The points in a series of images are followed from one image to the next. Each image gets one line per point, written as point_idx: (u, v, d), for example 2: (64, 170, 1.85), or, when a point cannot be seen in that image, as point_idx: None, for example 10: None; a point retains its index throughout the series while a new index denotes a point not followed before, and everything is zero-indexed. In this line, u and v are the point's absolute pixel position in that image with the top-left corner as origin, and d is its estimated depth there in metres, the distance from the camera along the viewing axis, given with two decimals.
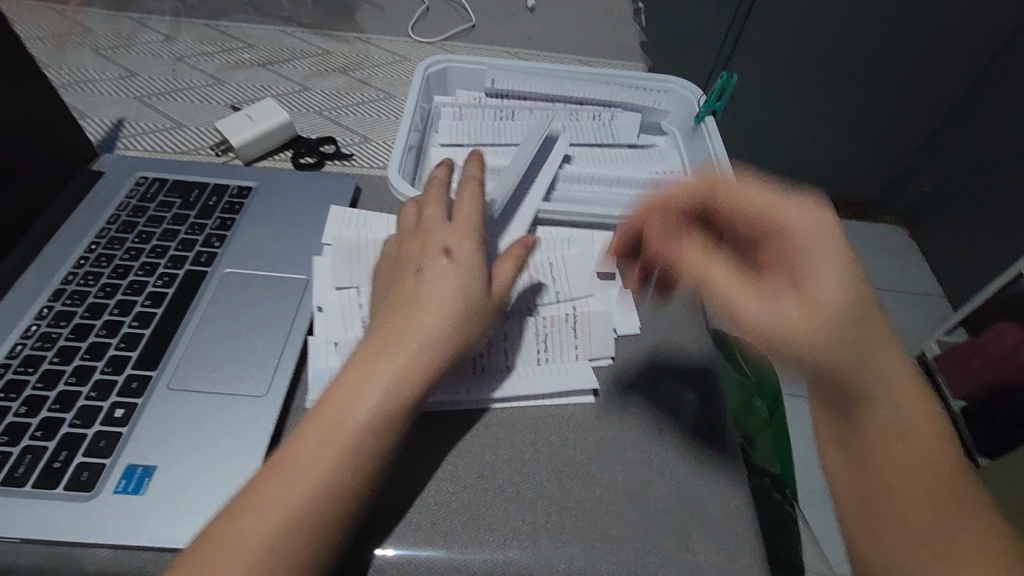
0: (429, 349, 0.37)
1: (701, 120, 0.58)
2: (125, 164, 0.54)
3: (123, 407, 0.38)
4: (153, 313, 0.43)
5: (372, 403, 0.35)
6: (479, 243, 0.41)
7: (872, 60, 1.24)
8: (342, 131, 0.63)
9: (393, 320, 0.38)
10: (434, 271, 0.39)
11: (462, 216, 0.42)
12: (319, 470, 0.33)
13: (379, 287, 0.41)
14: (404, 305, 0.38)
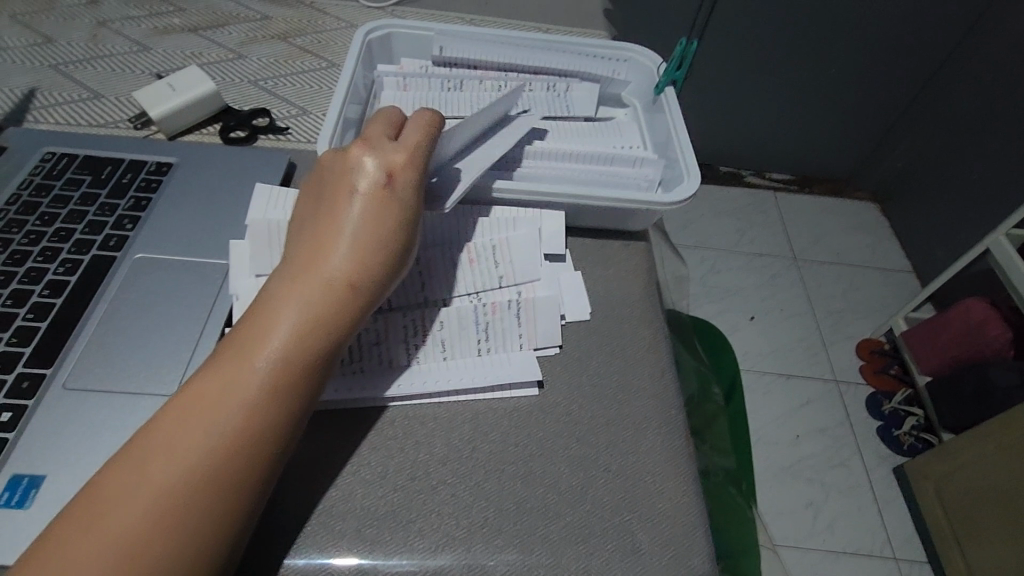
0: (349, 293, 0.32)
1: (661, 91, 0.55)
2: (30, 139, 0.49)
3: (11, 410, 0.34)
4: (52, 304, 0.39)
5: (277, 357, 0.30)
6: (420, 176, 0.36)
7: (847, 32, 1.21)
8: (278, 102, 0.58)
9: (310, 260, 0.32)
10: (370, 197, 0.34)
11: (410, 136, 0.36)
12: (227, 413, 0.29)
13: (305, 213, 0.35)
14: (332, 232, 0.33)
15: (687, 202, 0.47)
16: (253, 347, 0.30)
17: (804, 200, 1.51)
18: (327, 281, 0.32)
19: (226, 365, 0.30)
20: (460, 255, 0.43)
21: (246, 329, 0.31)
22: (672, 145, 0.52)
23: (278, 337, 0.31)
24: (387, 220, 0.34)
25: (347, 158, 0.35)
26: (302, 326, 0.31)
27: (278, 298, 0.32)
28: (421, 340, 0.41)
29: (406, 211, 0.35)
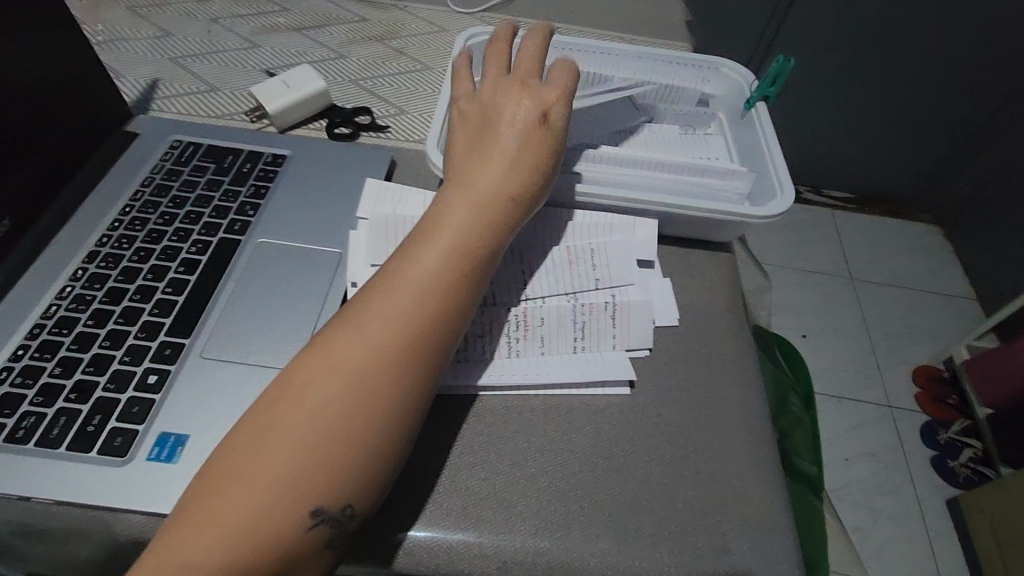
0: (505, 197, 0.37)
1: (751, 106, 0.56)
2: (159, 127, 0.53)
3: (157, 373, 0.38)
4: (186, 280, 0.43)
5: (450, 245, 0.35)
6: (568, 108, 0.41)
7: (924, 48, 1.18)
8: (378, 101, 0.61)
9: (475, 170, 0.38)
10: (528, 125, 0.39)
11: (559, 79, 0.41)
12: (414, 285, 0.33)
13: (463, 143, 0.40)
14: (495, 151, 0.38)
15: (777, 218, 0.48)
16: (432, 245, 0.35)
17: (865, 219, 1.48)
18: (495, 193, 0.37)
19: (410, 259, 0.34)
20: (560, 256, 0.45)
21: (424, 231, 0.36)
22: (764, 160, 0.53)
23: (458, 235, 0.35)
24: (540, 146, 0.39)
25: (503, 98, 0.40)
26: (477, 228, 0.36)
27: (453, 205, 0.37)
28: (522, 335, 0.43)
29: (554, 137, 0.40)
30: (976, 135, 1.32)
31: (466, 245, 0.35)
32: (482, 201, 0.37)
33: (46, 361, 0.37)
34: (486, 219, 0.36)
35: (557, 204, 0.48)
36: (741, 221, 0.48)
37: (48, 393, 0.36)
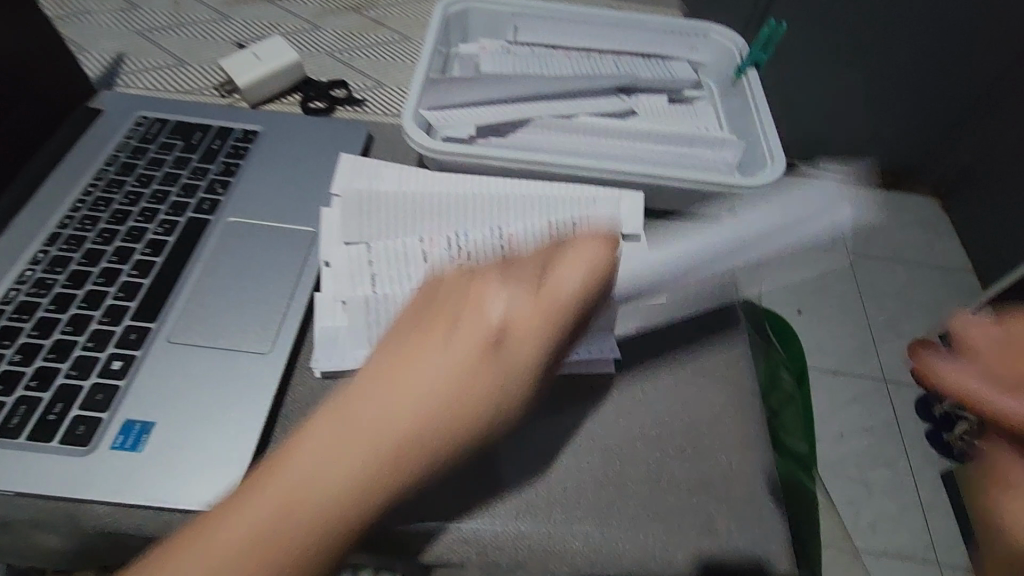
0: (507, 330, 0.26)
1: (743, 73, 0.53)
2: (124, 103, 0.51)
3: (122, 359, 0.36)
4: (153, 262, 0.41)
5: (439, 368, 0.25)
6: (582, 273, 0.28)
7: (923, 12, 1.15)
8: (354, 74, 0.58)
9: (448, 305, 0.27)
10: (519, 290, 0.27)
11: (584, 255, 0.29)
12: (387, 425, 0.24)
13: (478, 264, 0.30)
14: (472, 303, 0.26)
15: (768, 188, 0.46)
16: (432, 353, 0.25)
17: (862, 193, 1.45)
18: (489, 322, 0.26)
19: (407, 360, 0.25)
20: (541, 229, 0.42)
21: (424, 325, 0.26)
22: (754, 128, 0.51)
23: (449, 360, 0.25)
24: (527, 350, 0.26)
25: (484, 274, 0.28)
26: (469, 358, 0.25)
27: (451, 314, 0.26)
28: None
29: (566, 312, 0.27)
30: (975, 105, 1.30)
31: (451, 385, 0.25)
32: (472, 334, 0.25)
33: (5, 348, 0.36)
34: (470, 367, 0.25)
35: (538, 177, 0.46)
36: (726, 194, 0.47)
37: (6, 381, 0.34)
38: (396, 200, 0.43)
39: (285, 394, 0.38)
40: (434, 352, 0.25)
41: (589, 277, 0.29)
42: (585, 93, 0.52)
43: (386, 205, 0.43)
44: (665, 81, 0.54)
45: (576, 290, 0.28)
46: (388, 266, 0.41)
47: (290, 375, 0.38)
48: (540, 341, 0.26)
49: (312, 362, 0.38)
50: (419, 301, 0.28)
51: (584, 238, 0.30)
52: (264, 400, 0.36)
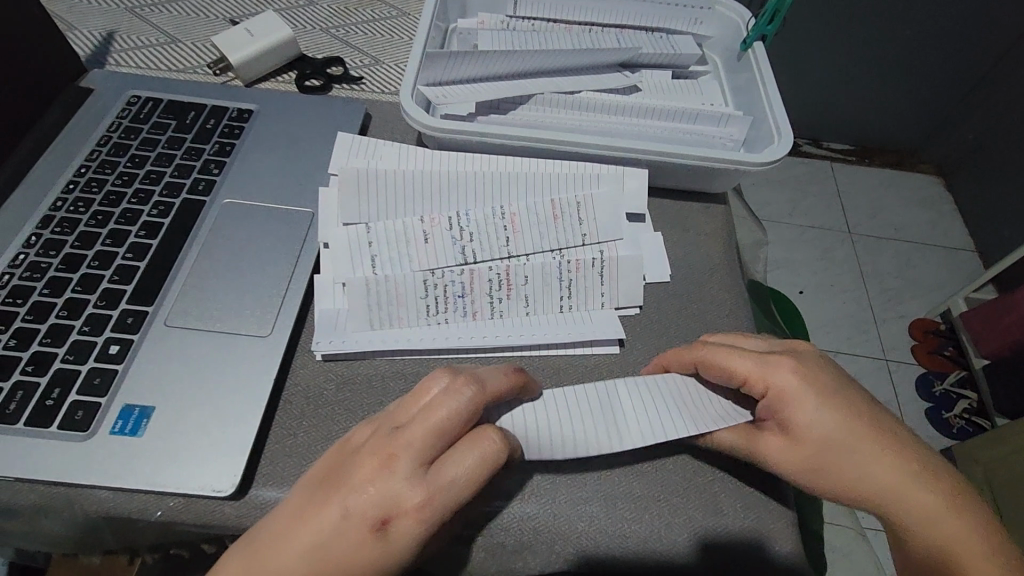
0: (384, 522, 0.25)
1: (748, 46, 0.51)
2: (116, 81, 0.49)
3: (119, 343, 0.36)
4: (148, 245, 0.40)
5: (333, 526, 0.25)
6: (475, 454, 0.26)
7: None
8: (350, 50, 0.57)
9: (344, 486, 0.26)
10: (402, 484, 0.26)
11: (449, 474, 0.26)
12: (290, 561, 0.26)
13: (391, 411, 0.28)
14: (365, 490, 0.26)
15: (776, 164, 0.45)
16: (320, 526, 0.26)
17: (864, 172, 1.44)
18: (378, 508, 0.25)
19: (308, 522, 0.26)
20: (545, 209, 0.42)
21: (329, 491, 0.27)
22: (761, 101, 0.50)
23: (343, 542, 0.25)
24: (410, 536, 0.26)
25: (386, 447, 0.26)
26: (355, 535, 0.25)
27: (338, 500, 0.26)
28: (505, 294, 0.40)
29: (440, 507, 0.26)
30: (981, 81, 1.28)
31: (344, 556, 0.25)
32: (359, 527, 0.25)
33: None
34: (358, 550, 0.25)
35: (540, 156, 0.45)
36: (733, 168, 0.45)
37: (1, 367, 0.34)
38: (396, 179, 0.42)
39: (285, 378, 0.37)
40: (327, 518, 0.26)
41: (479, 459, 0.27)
42: (589, 70, 0.52)
43: (386, 184, 0.42)
44: (669, 55, 0.53)
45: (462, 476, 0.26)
46: (389, 246, 0.40)
47: (290, 359, 0.38)
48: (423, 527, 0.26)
49: (313, 344, 0.38)
50: (341, 451, 0.28)
51: (466, 458, 0.26)
52: (264, 383, 0.36)
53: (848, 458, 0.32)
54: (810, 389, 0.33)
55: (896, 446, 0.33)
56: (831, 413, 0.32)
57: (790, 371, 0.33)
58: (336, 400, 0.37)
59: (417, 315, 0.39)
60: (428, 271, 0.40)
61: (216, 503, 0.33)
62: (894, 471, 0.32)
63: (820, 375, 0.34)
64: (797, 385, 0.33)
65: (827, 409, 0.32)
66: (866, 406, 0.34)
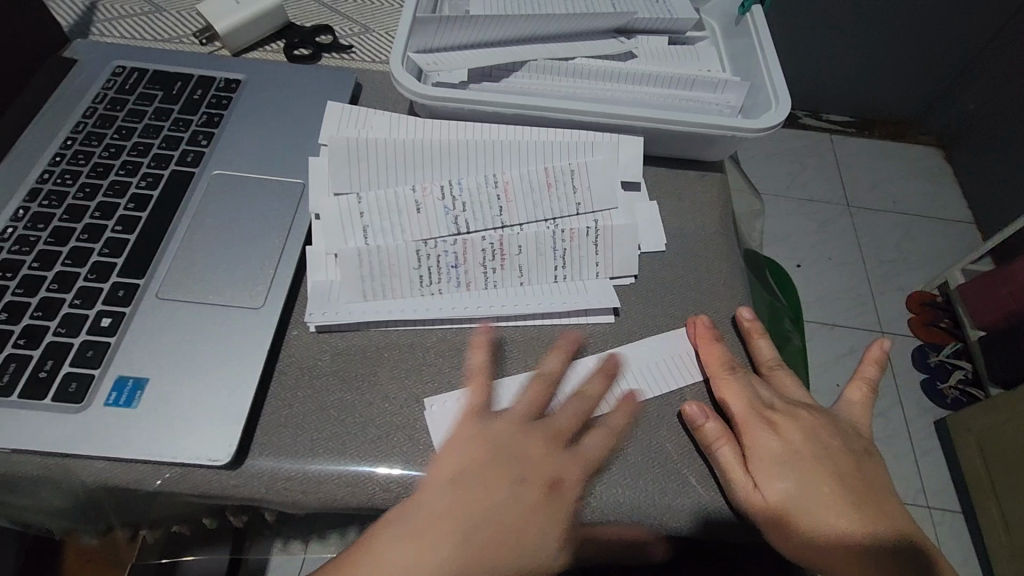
0: (543, 492, 0.32)
1: (747, 10, 0.50)
2: (100, 51, 0.48)
3: (111, 316, 0.35)
4: (138, 217, 0.40)
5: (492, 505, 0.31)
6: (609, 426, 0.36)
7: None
8: (339, 18, 0.55)
9: (490, 475, 0.32)
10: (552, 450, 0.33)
11: (594, 436, 0.35)
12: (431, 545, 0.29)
13: (527, 402, 0.36)
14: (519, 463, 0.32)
15: (772, 131, 0.44)
16: (493, 496, 0.31)
17: (864, 144, 1.42)
18: (550, 474, 0.32)
19: (488, 493, 0.31)
20: (538, 177, 0.42)
21: (495, 469, 0.32)
22: (758, 67, 0.49)
23: (522, 504, 0.31)
24: (573, 494, 0.33)
25: (528, 431, 0.34)
26: (528, 501, 0.31)
27: (515, 477, 0.32)
28: (498, 264, 0.40)
29: (594, 471, 0.34)
30: (984, 50, 1.25)
31: (519, 521, 0.31)
32: (538, 491, 0.32)
33: None
34: (534, 508, 0.31)
35: (532, 124, 0.44)
36: (731, 135, 0.44)
37: None
38: (387, 148, 0.41)
39: (280, 349, 0.37)
40: (485, 497, 0.31)
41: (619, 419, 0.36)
42: (583, 35, 0.50)
43: (376, 153, 0.41)
44: (665, 20, 0.52)
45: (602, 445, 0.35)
46: (381, 216, 0.40)
47: (284, 331, 0.38)
48: (584, 491, 0.34)
49: (307, 315, 0.38)
50: (481, 442, 0.33)
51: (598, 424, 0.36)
52: (259, 354, 0.36)
53: (812, 476, 0.35)
54: (782, 449, 0.35)
55: (844, 473, 0.35)
56: (789, 441, 0.36)
57: (773, 430, 0.36)
58: (331, 370, 0.37)
59: (410, 286, 0.39)
60: (421, 241, 0.40)
61: (214, 472, 0.33)
62: (844, 543, 0.33)
63: (806, 441, 0.36)
64: (770, 445, 0.36)
65: (787, 441, 0.36)
66: (846, 474, 0.35)
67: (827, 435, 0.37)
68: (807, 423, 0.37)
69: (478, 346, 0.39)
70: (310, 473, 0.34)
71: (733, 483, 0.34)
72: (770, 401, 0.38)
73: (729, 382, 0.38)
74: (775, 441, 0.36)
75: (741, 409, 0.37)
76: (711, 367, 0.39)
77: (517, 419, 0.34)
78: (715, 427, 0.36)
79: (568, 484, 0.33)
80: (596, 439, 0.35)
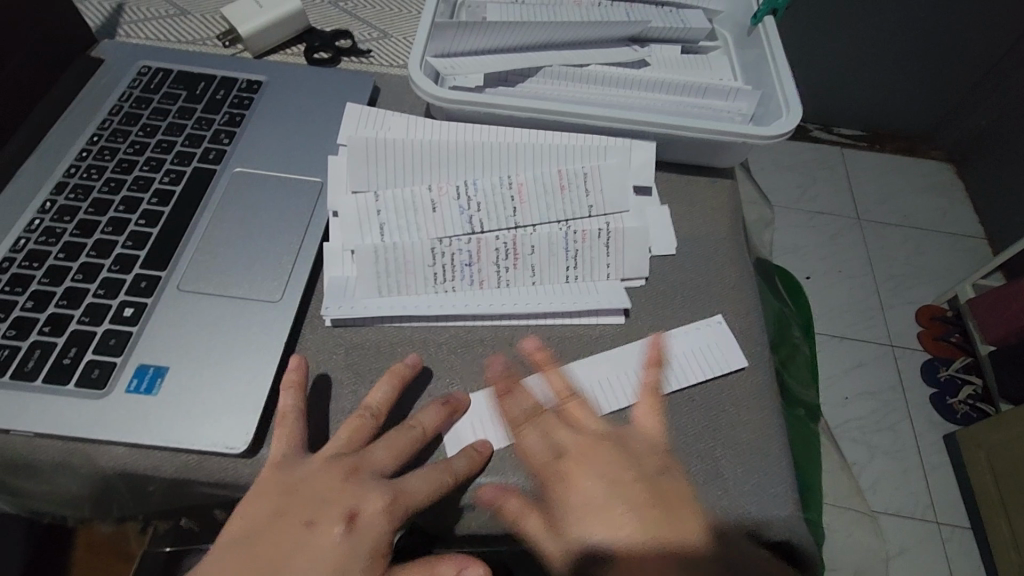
0: (321, 535, 0.31)
1: (759, 21, 0.51)
2: (127, 52, 0.49)
3: (133, 307, 0.36)
4: (160, 212, 0.41)
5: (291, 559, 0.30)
6: (365, 451, 0.34)
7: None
8: (358, 23, 0.57)
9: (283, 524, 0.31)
10: (293, 475, 0.33)
11: (334, 459, 0.34)
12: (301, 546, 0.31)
13: (342, 438, 0.34)
14: (299, 502, 0.32)
15: (782, 139, 0.45)
16: (288, 541, 0.31)
17: (874, 158, 1.42)
18: (349, 506, 0.32)
19: (274, 537, 0.31)
20: (552, 180, 0.42)
21: (295, 508, 0.32)
22: (770, 77, 0.49)
23: (318, 544, 0.31)
24: (375, 528, 0.32)
25: (275, 457, 0.33)
26: (325, 541, 0.31)
27: (305, 518, 0.31)
28: (511, 263, 0.41)
29: (403, 509, 0.32)
30: (996, 65, 1.25)
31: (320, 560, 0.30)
32: (330, 530, 0.31)
33: (17, 294, 0.36)
34: (329, 549, 0.31)
35: (546, 127, 0.45)
36: (742, 142, 0.45)
37: (20, 327, 0.35)
38: (404, 149, 0.42)
39: (295, 344, 0.38)
40: (254, 510, 0.32)
41: (354, 443, 0.34)
42: (598, 43, 0.51)
43: (393, 153, 0.42)
44: (678, 29, 0.52)
45: (351, 475, 0.33)
46: (397, 214, 0.41)
47: (300, 326, 0.39)
48: (388, 527, 0.32)
49: (323, 309, 0.38)
50: (273, 490, 0.32)
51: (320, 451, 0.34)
52: (274, 348, 0.36)
53: (588, 518, 0.34)
54: (573, 502, 0.35)
55: (629, 505, 0.34)
56: (592, 492, 0.35)
57: (564, 483, 0.35)
58: (345, 364, 0.38)
59: (424, 284, 0.40)
60: (436, 240, 0.40)
61: (230, 461, 0.34)
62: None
63: (604, 494, 0.35)
64: (574, 500, 0.35)
65: (582, 493, 0.35)
66: (630, 508, 0.34)
67: (612, 472, 0.35)
68: (608, 476, 0.35)
69: (289, 387, 0.35)
70: None
71: (548, 546, 0.34)
72: (567, 448, 0.36)
73: (524, 434, 0.36)
74: (574, 493, 0.35)
75: (536, 462, 0.35)
76: (508, 420, 0.37)
77: (328, 455, 0.34)
78: (517, 501, 0.34)
79: (334, 526, 0.31)
80: (333, 470, 0.33)
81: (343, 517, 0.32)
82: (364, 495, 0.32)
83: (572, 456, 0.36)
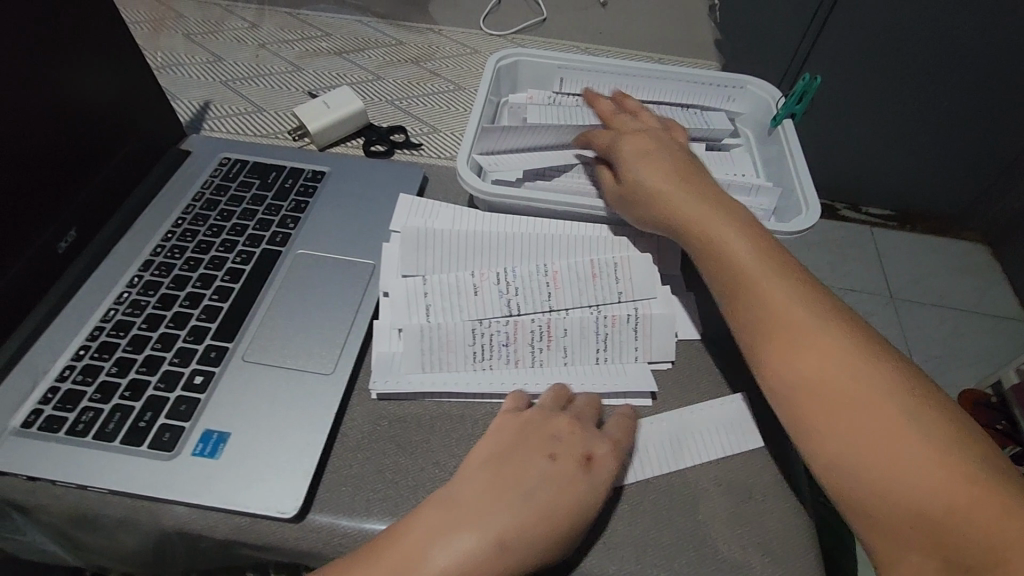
0: (553, 472, 0.35)
1: (778, 123, 0.55)
2: (210, 146, 0.56)
3: (203, 375, 0.40)
4: (232, 288, 0.45)
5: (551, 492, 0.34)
6: (586, 410, 0.39)
7: (977, 51, 1.13)
8: (412, 120, 0.63)
9: (516, 463, 0.36)
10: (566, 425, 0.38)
11: (557, 414, 0.39)
12: (550, 477, 0.35)
13: (549, 401, 0.40)
14: (532, 445, 0.37)
15: (801, 234, 0.48)
16: (551, 474, 0.35)
17: (905, 238, 1.43)
18: (582, 450, 0.37)
19: (523, 469, 0.35)
20: (584, 268, 0.46)
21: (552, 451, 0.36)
22: (790, 175, 0.53)
23: (564, 475, 0.35)
24: (607, 468, 0.36)
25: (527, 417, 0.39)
26: (567, 474, 0.35)
27: (545, 454, 0.36)
28: (545, 345, 0.44)
29: (619, 453, 0.38)
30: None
31: (561, 483, 0.35)
32: (572, 464, 0.36)
33: (104, 360, 0.40)
34: (572, 479, 0.35)
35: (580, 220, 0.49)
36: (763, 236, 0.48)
37: (105, 390, 0.39)
38: (450, 238, 0.46)
39: (344, 414, 0.41)
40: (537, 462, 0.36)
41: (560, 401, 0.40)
42: None
43: (441, 242, 0.46)
44: (703, 129, 0.57)
45: (565, 424, 0.38)
46: (442, 297, 0.44)
47: (349, 398, 0.42)
48: (613, 467, 0.37)
49: (370, 383, 0.42)
50: (507, 438, 0.37)
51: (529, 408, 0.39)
52: (324, 418, 0.40)
53: (691, 231, 0.42)
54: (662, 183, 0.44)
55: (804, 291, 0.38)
56: (707, 217, 0.42)
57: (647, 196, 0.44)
58: (388, 436, 0.40)
59: (464, 361, 0.43)
60: (477, 321, 0.44)
61: (278, 525, 0.36)
62: (811, 375, 0.35)
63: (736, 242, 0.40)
64: (647, 172, 0.44)
65: (677, 200, 0.43)
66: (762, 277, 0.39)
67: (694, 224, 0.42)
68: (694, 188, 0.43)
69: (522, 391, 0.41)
70: (365, 531, 0.36)
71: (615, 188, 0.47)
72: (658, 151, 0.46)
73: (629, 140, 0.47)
74: (654, 171, 0.44)
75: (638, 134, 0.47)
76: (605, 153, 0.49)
77: (544, 409, 0.39)
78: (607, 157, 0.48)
79: (560, 463, 0.36)
80: (554, 422, 0.38)
81: (572, 455, 0.36)
82: (583, 439, 0.37)
83: (672, 172, 0.44)
